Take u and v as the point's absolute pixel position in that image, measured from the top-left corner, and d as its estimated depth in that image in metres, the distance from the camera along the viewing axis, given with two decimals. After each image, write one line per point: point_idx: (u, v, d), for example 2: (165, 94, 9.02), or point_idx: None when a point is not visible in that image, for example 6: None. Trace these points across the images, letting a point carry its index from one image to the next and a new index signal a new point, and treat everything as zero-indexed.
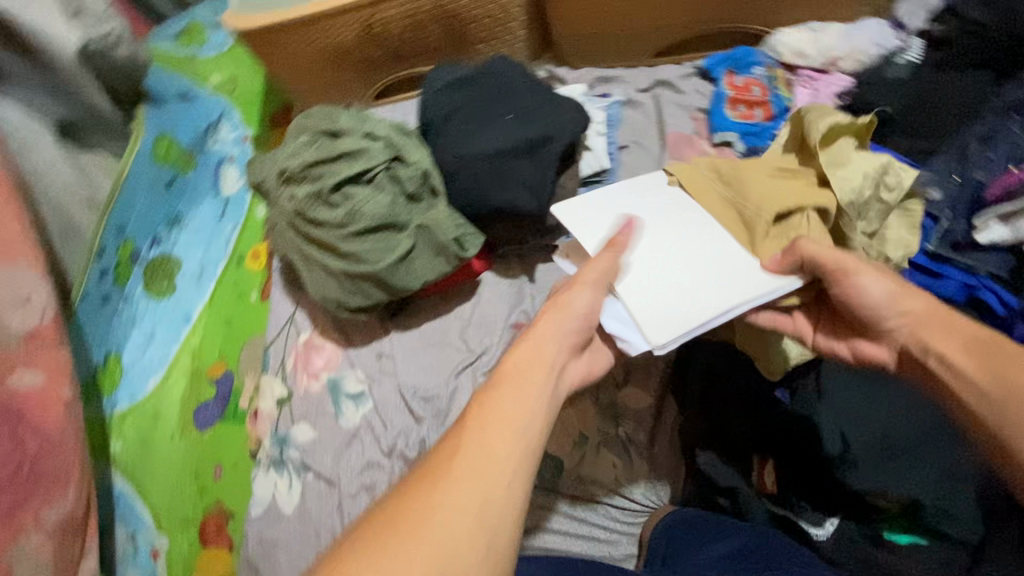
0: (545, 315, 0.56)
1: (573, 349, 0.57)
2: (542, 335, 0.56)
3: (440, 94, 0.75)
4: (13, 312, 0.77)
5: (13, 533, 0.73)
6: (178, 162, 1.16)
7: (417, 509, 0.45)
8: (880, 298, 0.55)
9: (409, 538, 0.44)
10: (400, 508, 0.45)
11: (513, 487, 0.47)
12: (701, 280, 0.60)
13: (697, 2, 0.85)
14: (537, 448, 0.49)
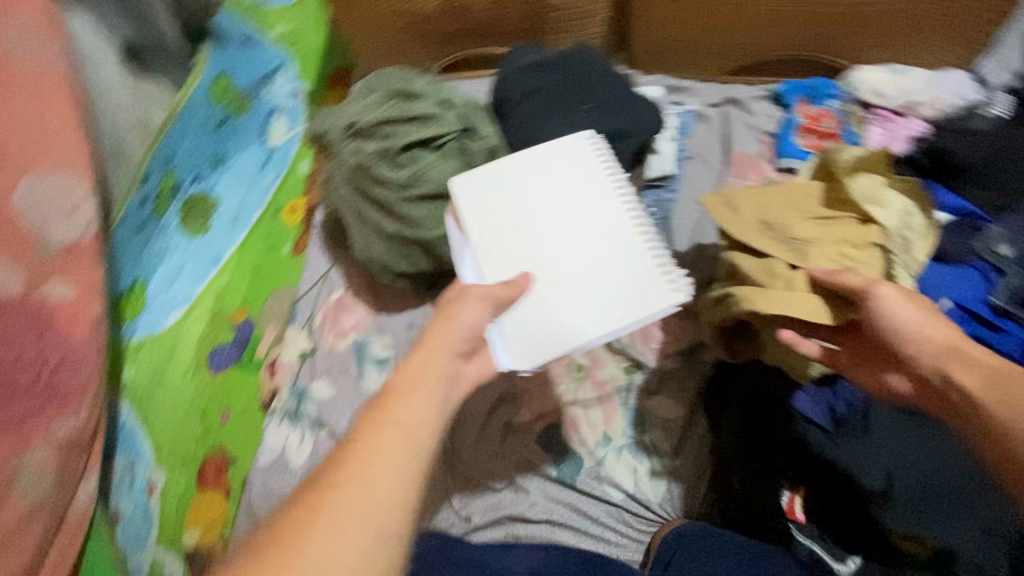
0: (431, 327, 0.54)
1: (464, 355, 0.55)
2: (430, 345, 0.53)
3: (522, 72, 0.74)
4: (56, 221, 0.76)
5: (22, 441, 0.71)
6: (232, 103, 1.13)
7: (301, 524, 0.42)
8: (911, 321, 0.54)
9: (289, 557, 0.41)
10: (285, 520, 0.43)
11: (408, 491, 0.45)
12: (586, 305, 0.61)
13: (785, 25, 0.85)
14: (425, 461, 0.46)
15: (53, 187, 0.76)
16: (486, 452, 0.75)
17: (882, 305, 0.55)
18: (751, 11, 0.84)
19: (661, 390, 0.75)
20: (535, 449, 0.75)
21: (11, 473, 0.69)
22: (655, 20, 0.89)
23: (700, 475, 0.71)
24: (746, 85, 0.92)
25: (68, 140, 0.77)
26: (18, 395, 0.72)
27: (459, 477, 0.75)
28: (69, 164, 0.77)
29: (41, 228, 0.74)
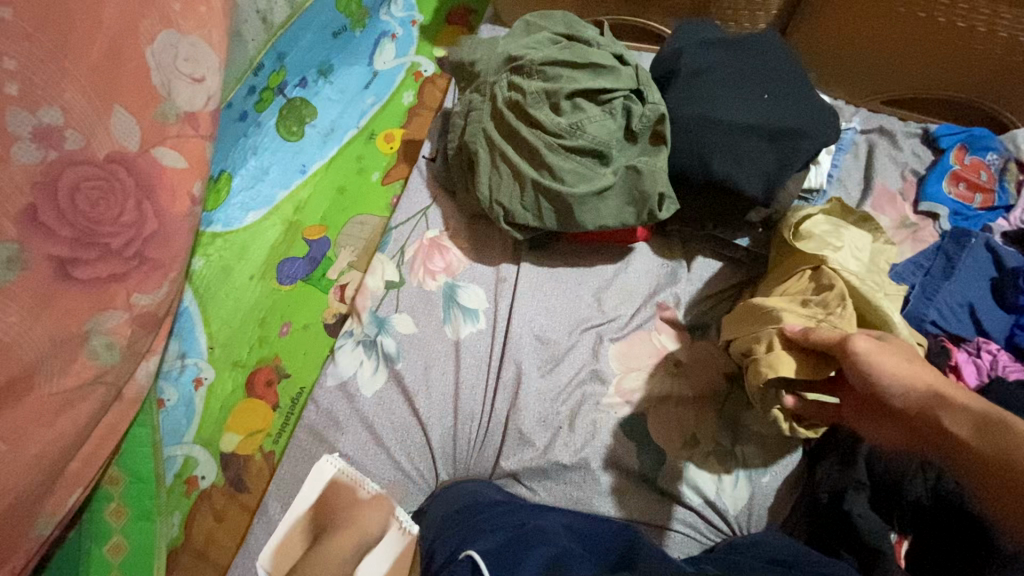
0: None
1: None
2: None
3: (700, 48, 0.71)
4: (182, 86, 0.72)
5: (103, 303, 0.67)
6: (353, 16, 1.09)
7: None
8: (891, 369, 0.52)
9: None
10: None
11: None
12: None
13: (964, 67, 0.81)
14: None
15: (188, 50, 0.72)
16: (556, 424, 0.73)
17: (859, 351, 0.54)
18: (938, 41, 0.79)
19: None
20: (616, 437, 0.72)
21: (84, 333, 0.65)
22: (831, 30, 0.85)
23: (784, 497, 0.68)
24: (900, 118, 0.88)
25: (213, 6, 0.74)
26: (108, 255, 0.67)
27: (532, 445, 0.72)
28: (205, 31, 0.73)
29: (166, 89, 0.70)
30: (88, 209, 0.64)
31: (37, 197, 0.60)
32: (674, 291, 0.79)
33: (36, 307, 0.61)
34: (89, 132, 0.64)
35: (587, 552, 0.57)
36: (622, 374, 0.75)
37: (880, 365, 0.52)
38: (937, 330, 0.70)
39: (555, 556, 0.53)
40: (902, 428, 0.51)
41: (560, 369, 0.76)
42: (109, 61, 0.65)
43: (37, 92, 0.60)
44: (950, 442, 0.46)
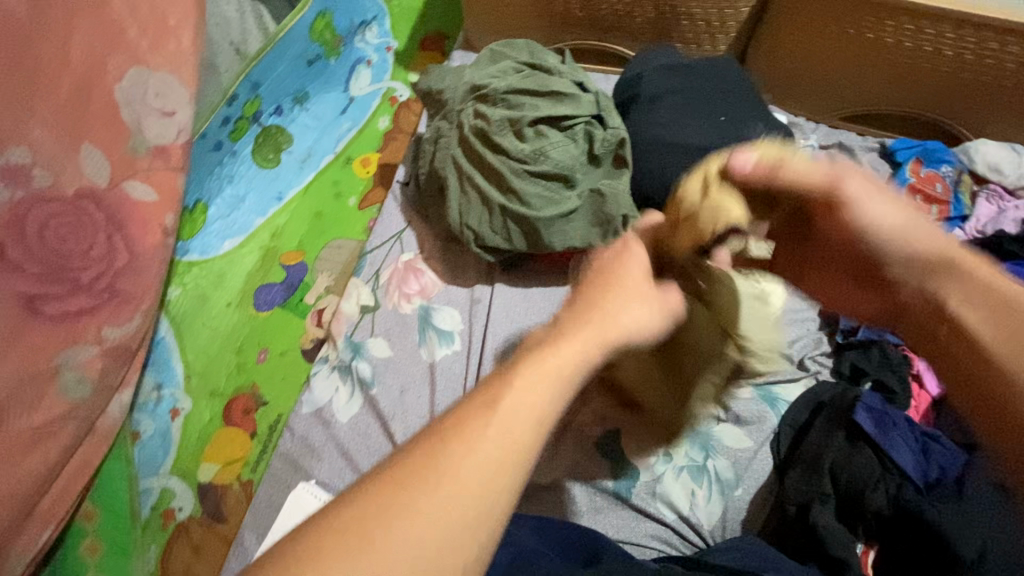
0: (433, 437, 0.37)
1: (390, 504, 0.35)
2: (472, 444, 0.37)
3: (658, 72, 0.74)
4: (152, 120, 0.72)
5: (73, 338, 0.67)
6: (328, 45, 1.10)
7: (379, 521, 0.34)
8: (888, 223, 0.49)
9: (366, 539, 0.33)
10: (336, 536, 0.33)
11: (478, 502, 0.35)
12: None
13: (916, 84, 0.84)
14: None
15: (157, 85, 0.72)
16: (533, 444, 0.73)
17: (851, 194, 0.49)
18: (888, 60, 0.82)
19: (733, 420, 0.73)
20: (591, 454, 0.73)
21: (54, 369, 0.65)
22: (789, 51, 0.87)
23: (756, 511, 0.68)
24: (857, 135, 0.91)
25: (183, 39, 0.73)
26: (78, 290, 0.67)
27: None
28: (176, 66, 0.73)
29: (135, 124, 0.71)
30: (57, 243, 0.65)
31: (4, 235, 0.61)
32: None
33: (4, 342, 0.62)
34: (57, 169, 0.65)
35: (553, 550, 0.61)
36: None
37: (868, 221, 0.50)
38: (898, 339, 0.74)
39: (513, 556, 0.58)
40: (890, 298, 0.52)
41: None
42: (78, 99, 0.66)
43: (6, 131, 0.61)
44: (952, 329, 0.46)
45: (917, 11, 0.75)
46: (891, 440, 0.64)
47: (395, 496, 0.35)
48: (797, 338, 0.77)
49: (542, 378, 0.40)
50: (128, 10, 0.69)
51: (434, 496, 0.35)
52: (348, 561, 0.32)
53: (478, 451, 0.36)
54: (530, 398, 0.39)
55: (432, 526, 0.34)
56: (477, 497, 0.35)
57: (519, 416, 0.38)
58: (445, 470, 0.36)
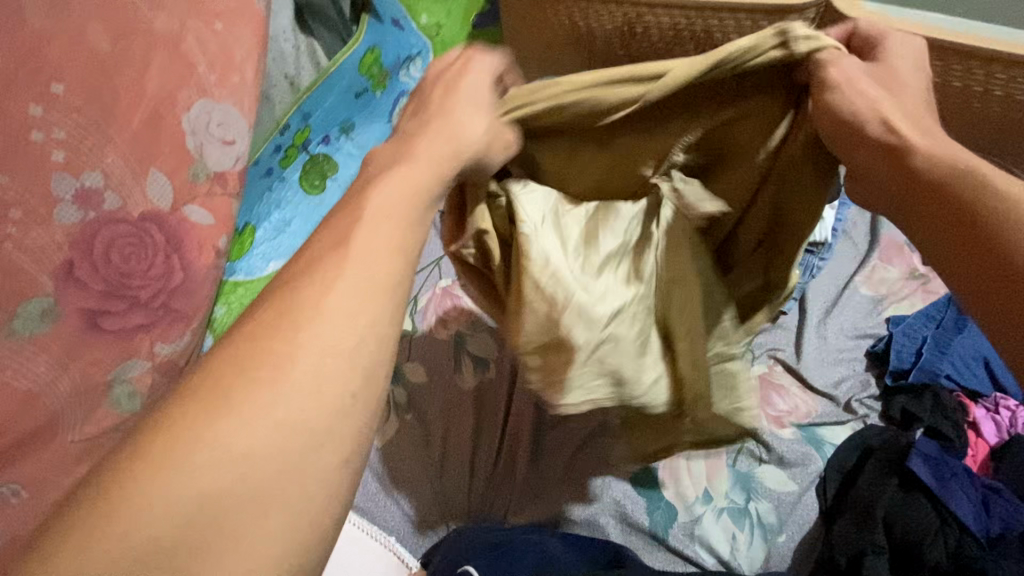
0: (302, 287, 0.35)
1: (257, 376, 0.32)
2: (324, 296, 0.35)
3: None
4: (213, 149, 0.76)
5: (126, 353, 0.69)
6: (374, 78, 1.15)
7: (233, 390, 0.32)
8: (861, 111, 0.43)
9: (229, 407, 0.31)
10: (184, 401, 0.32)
11: (334, 380, 0.33)
12: None
13: (961, 118, 0.83)
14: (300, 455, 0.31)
15: (220, 115, 0.77)
16: (567, 477, 0.73)
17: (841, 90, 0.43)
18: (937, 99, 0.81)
19: (776, 461, 0.70)
20: (626, 491, 0.71)
21: (107, 382, 0.67)
22: None
23: (801, 560, 0.66)
24: None
25: (247, 73, 0.78)
26: (135, 307, 0.70)
27: (540, 500, 0.72)
28: (237, 98, 0.78)
29: (198, 151, 0.75)
30: (120, 263, 0.68)
31: (74, 255, 0.65)
32: None
33: (65, 356, 0.64)
34: (126, 193, 0.69)
35: (577, 555, 0.62)
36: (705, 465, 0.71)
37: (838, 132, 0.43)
38: (953, 384, 0.72)
39: (541, 562, 0.59)
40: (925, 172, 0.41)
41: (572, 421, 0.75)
42: (149, 128, 0.71)
43: (81, 158, 0.65)
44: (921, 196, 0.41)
45: (967, 52, 0.73)
46: (948, 489, 0.61)
47: (253, 348, 0.33)
48: (844, 378, 0.75)
49: (368, 226, 0.38)
50: (198, 45, 0.74)
51: (291, 346, 0.33)
52: (216, 417, 0.31)
53: (333, 300, 0.35)
54: (374, 242, 0.38)
55: (311, 380, 0.32)
56: (341, 343, 0.34)
57: (373, 270, 0.36)
58: (307, 327, 0.34)
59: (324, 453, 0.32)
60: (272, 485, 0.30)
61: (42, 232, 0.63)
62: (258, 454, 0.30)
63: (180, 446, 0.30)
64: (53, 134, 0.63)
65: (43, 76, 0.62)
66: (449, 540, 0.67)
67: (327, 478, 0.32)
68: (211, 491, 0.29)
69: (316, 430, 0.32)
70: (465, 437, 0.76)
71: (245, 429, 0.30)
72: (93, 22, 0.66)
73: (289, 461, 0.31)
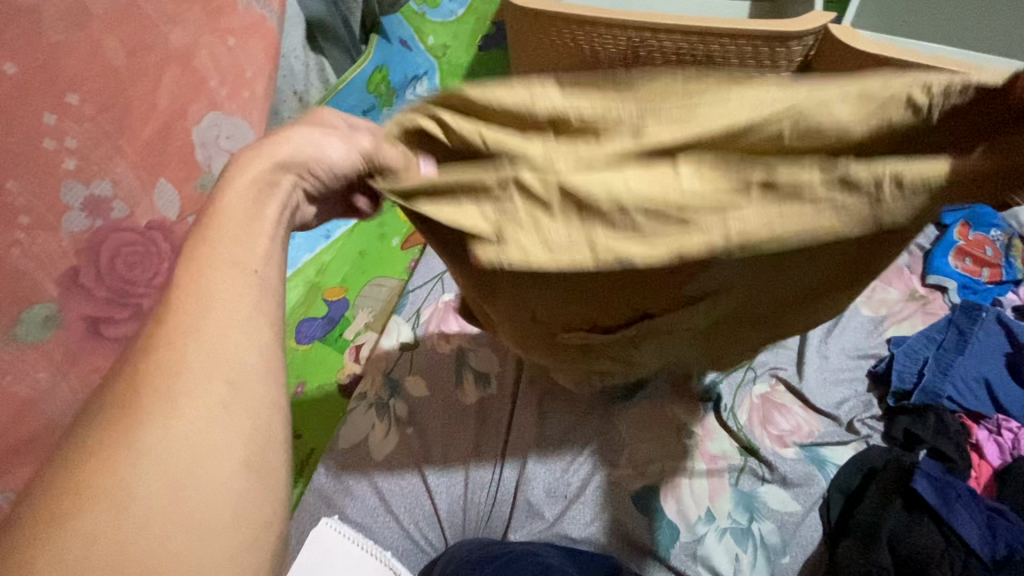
0: (188, 283, 0.36)
1: (137, 408, 0.31)
2: (205, 296, 0.36)
3: None
4: (220, 160, 0.78)
5: None
6: (383, 96, 1.17)
7: (121, 428, 0.30)
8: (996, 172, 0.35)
9: (114, 450, 0.30)
10: (87, 436, 0.31)
11: (219, 383, 0.33)
12: None
13: None
14: (203, 469, 0.30)
15: (230, 128, 0.79)
16: (565, 496, 0.72)
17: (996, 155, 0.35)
18: None
19: (779, 481, 0.70)
20: (628, 509, 0.69)
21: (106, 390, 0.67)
22: None
23: None
24: None
25: (257, 90, 0.82)
26: (140, 315, 0.70)
27: (540, 517, 0.71)
28: (246, 112, 0.81)
29: (207, 163, 0.77)
30: (125, 271, 0.68)
31: (80, 262, 0.64)
32: (691, 469, 0.71)
33: (65, 364, 0.63)
34: (133, 203, 0.69)
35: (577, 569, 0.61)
36: (713, 496, 0.69)
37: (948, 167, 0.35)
38: (954, 405, 0.71)
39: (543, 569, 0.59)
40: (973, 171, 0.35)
41: (574, 437, 0.75)
42: (160, 138, 0.71)
43: (93, 167, 0.65)
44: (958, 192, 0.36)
45: None
46: (954, 512, 0.60)
47: (145, 380, 0.32)
48: (846, 399, 0.75)
49: (223, 247, 0.38)
50: (212, 61, 0.76)
51: (179, 370, 0.33)
52: (111, 460, 0.29)
53: (204, 333, 0.34)
54: (226, 262, 0.37)
55: (209, 402, 0.32)
56: (215, 356, 0.34)
57: (235, 293, 0.36)
58: (179, 355, 0.33)
59: (232, 455, 0.31)
60: (183, 497, 0.29)
61: (49, 239, 0.61)
62: (151, 473, 0.29)
63: (87, 487, 0.29)
64: (65, 143, 0.62)
65: (59, 86, 0.61)
66: (447, 555, 0.66)
67: (242, 476, 0.31)
68: (120, 531, 0.28)
69: (222, 443, 0.31)
70: (465, 454, 0.75)
71: (148, 456, 0.30)
72: (110, 35, 0.66)
73: (196, 472, 0.30)
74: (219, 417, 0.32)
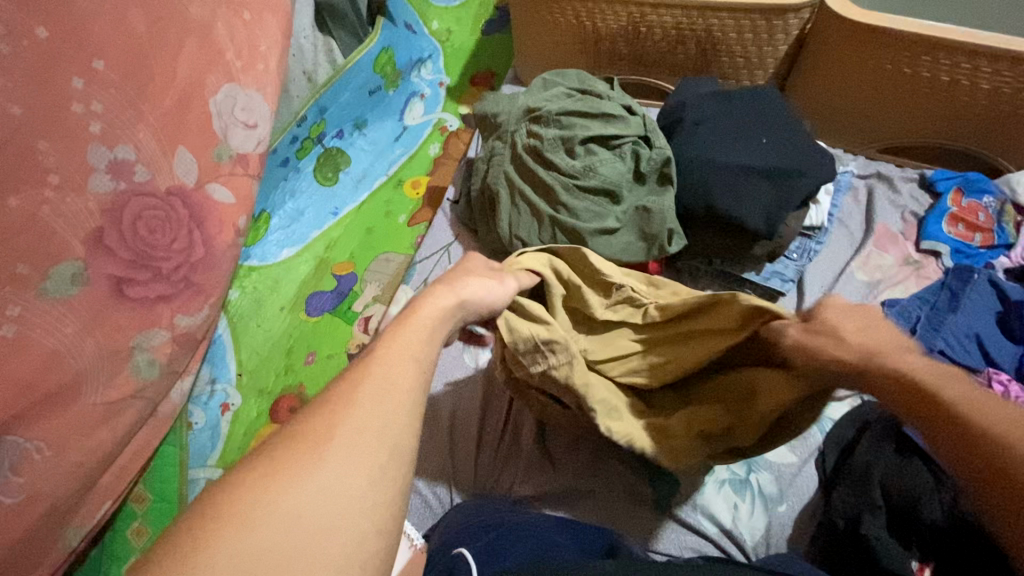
0: (390, 339, 0.41)
1: (313, 450, 0.33)
2: (396, 359, 0.39)
3: (704, 98, 0.78)
4: (237, 132, 0.80)
5: (150, 322, 0.72)
6: (388, 77, 1.20)
7: (297, 463, 0.32)
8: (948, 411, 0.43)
9: (289, 478, 0.31)
10: (271, 462, 0.32)
11: (380, 455, 0.33)
12: None
13: (960, 116, 0.85)
14: (351, 533, 0.30)
15: (245, 101, 0.81)
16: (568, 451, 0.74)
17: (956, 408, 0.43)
18: (928, 94, 0.84)
19: None
20: (629, 460, 0.72)
21: (130, 349, 0.70)
22: (819, 89, 0.92)
23: (802, 526, 0.67)
24: (895, 165, 0.93)
25: (270, 63, 0.83)
26: (161, 277, 0.73)
27: (547, 470, 0.73)
28: (261, 85, 0.82)
29: (224, 134, 0.79)
30: (146, 234, 0.71)
31: (104, 223, 0.67)
32: None
33: (91, 320, 0.66)
34: (155, 167, 0.71)
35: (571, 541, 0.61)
36: None
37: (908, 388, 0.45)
38: (946, 359, 0.72)
39: (535, 549, 0.58)
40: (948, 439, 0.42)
41: (577, 457, 0.73)
42: (179, 107, 0.74)
43: (117, 130, 0.68)
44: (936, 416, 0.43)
45: (951, 47, 0.78)
46: None
47: (321, 427, 0.34)
48: None
49: (405, 335, 0.42)
50: (227, 33, 0.78)
51: (354, 423, 0.34)
52: (286, 487, 0.31)
53: (362, 415, 0.35)
54: (407, 352, 0.40)
55: (344, 476, 0.32)
56: (391, 422, 0.35)
57: (402, 364, 0.39)
58: (361, 409, 0.35)
59: (372, 522, 0.31)
60: (329, 540, 0.30)
61: (75, 199, 0.65)
62: (312, 512, 0.30)
63: (250, 509, 0.30)
64: (91, 107, 0.66)
65: (85, 52, 0.66)
66: (448, 519, 0.68)
67: (371, 540, 0.31)
68: (273, 553, 0.29)
69: (346, 523, 0.31)
70: (472, 417, 0.78)
71: (312, 493, 0.31)
72: (132, 8, 0.70)
73: (347, 525, 0.31)
74: (374, 482, 0.32)
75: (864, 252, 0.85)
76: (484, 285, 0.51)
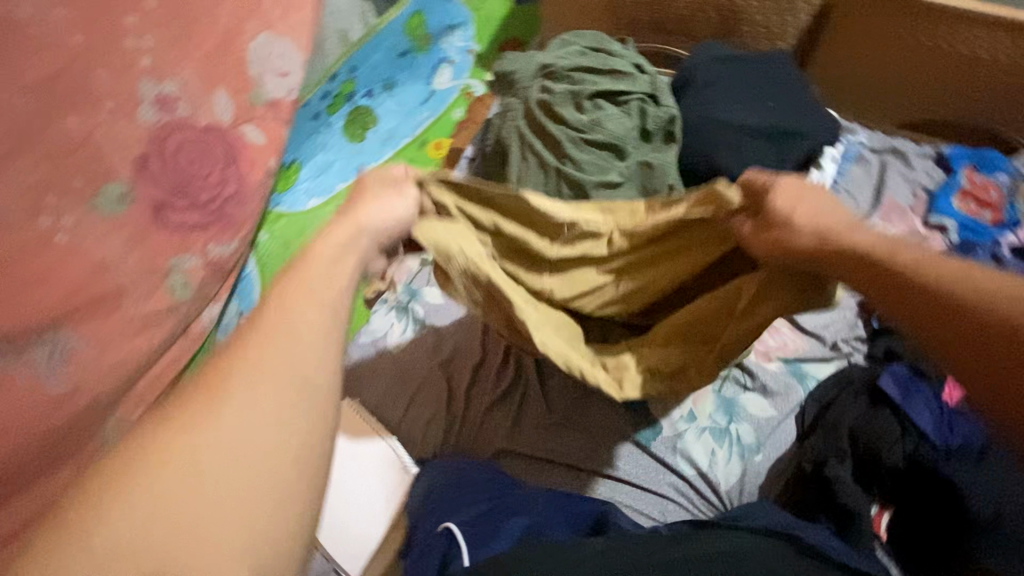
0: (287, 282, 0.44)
1: (211, 405, 0.37)
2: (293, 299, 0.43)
3: (713, 61, 0.80)
4: (270, 78, 0.85)
5: (185, 246, 0.78)
6: (418, 40, 1.24)
7: (195, 417, 0.37)
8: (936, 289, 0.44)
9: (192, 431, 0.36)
10: (172, 419, 0.37)
11: (278, 399, 0.38)
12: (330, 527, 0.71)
13: (979, 92, 0.85)
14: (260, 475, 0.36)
15: (279, 50, 0.86)
16: (561, 392, 0.78)
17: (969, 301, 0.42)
18: (947, 66, 0.84)
19: (760, 390, 0.75)
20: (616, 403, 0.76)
21: (167, 269, 0.76)
22: (836, 62, 0.92)
23: (776, 475, 0.69)
24: (914, 142, 0.92)
25: None
26: (197, 206, 0.78)
27: (540, 404, 0.77)
28: (295, 33, 0.87)
29: (258, 78, 0.84)
30: (186, 165, 0.77)
31: (149, 149, 0.74)
32: None
33: (134, 238, 0.73)
34: (195, 104, 0.79)
35: (564, 523, 0.62)
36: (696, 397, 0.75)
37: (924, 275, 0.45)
38: None
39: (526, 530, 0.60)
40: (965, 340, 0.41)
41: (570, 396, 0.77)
42: (220, 51, 0.81)
43: (164, 66, 0.76)
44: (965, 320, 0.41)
45: (972, 19, 0.78)
46: (911, 404, 0.65)
47: (219, 382, 0.38)
48: (832, 323, 0.78)
49: (312, 270, 0.45)
50: None
51: (250, 371, 0.39)
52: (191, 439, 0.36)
53: (265, 356, 0.39)
54: (311, 290, 0.44)
55: (241, 419, 0.37)
56: (289, 364, 0.39)
57: (307, 303, 0.43)
58: (259, 356, 0.39)
59: (285, 454, 0.37)
60: (240, 479, 0.35)
61: (126, 125, 0.73)
62: (219, 458, 0.36)
63: (166, 461, 0.35)
64: (142, 45, 0.74)
65: None
66: (433, 470, 0.72)
67: (288, 467, 0.37)
68: (190, 498, 0.34)
69: (256, 458, 0.36)
70: (471, 356, 0.82)
71: (213, 444, 0.36)
72: None
73: (254, 462, 0.36)
74: (282, 423, 0.38)
75: (871, 226, 0.85)
76: (388, 205, 0.54)
